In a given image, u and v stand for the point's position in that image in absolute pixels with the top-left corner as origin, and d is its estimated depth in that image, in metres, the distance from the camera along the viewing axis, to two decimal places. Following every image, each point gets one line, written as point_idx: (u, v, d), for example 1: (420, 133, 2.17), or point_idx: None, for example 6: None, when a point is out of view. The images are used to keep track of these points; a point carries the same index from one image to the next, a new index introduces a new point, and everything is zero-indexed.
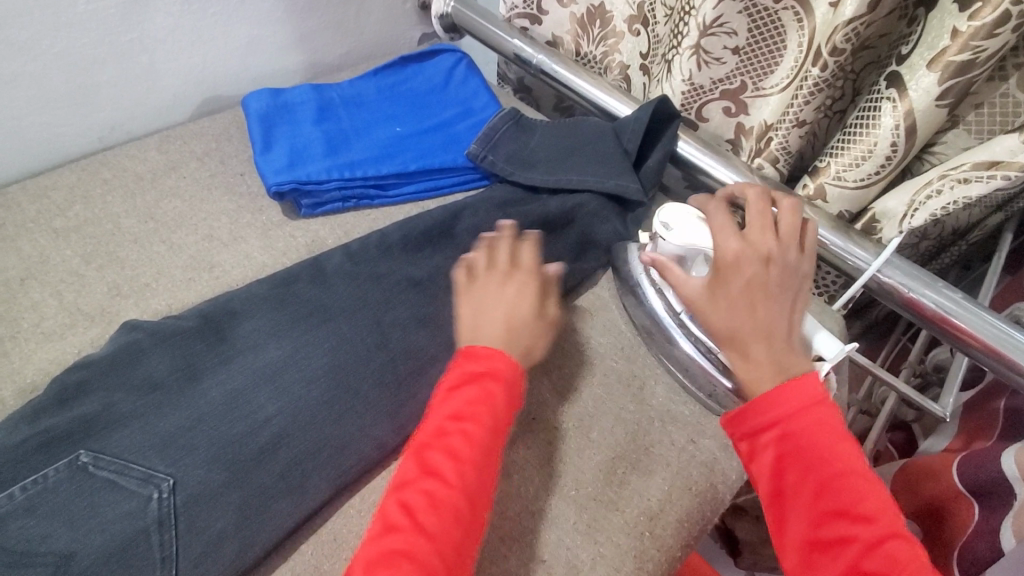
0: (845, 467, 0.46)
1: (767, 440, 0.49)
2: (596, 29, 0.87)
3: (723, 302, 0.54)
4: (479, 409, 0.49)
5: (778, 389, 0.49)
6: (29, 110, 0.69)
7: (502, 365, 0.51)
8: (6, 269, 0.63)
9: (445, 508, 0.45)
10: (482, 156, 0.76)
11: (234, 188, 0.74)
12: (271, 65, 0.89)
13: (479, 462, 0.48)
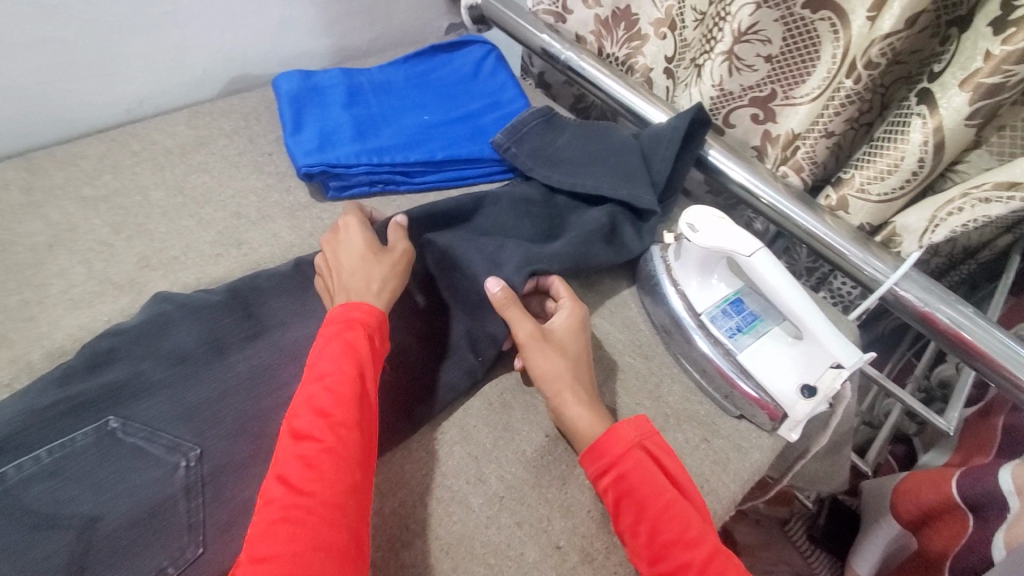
0: (671, 498, 0.47)
1: (607, 481, 0.49)
2: (620, 31, 0.87)
3: (548, 351, 0.55)
4: (337, 362, 0.49)
5: (607, 434, 0.50)
6: (58, 77, 0.70)
7: (356, 317, 0.52)
8: (35, 234, 0.64)
9: (322, 460, 0.44)
10: (508, 149, 0.76)
11: (263, 167, 0.75)
12: (300, 47, 0.89)
13: (352, 410, 0.47)
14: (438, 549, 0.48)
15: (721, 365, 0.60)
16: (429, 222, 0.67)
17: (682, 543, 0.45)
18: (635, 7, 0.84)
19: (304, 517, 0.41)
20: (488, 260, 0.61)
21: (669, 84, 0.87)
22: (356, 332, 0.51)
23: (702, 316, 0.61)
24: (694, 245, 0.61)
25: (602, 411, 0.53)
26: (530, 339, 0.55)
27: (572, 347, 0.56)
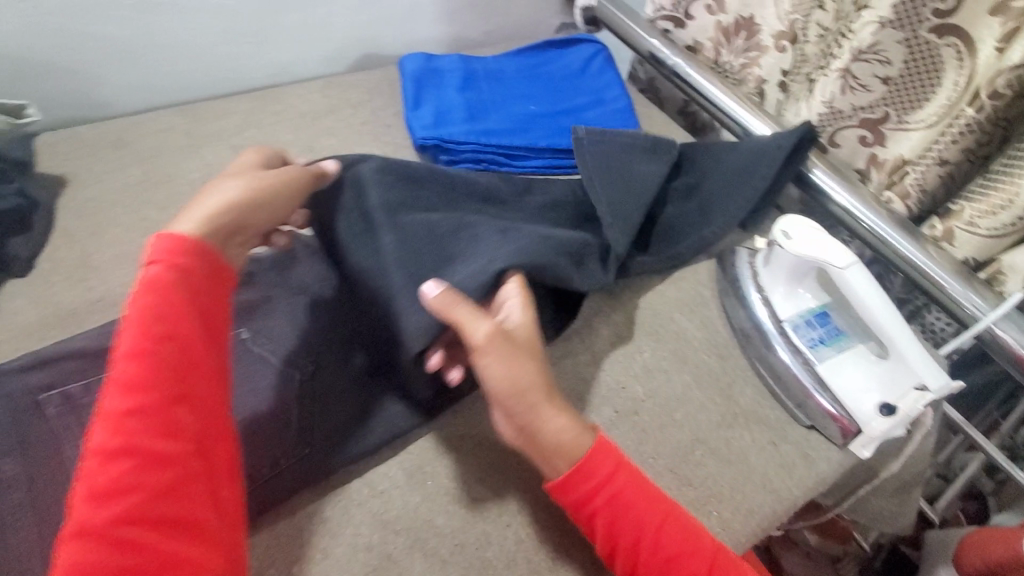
0: (665, 513, 0.48)
1: (594, 505, 0.48)
2: (739, 40, 0.87)
3: (508, 356, 0.49)
4: (134, 338, 0.41)
5: (592, 454, 0.49)
6: (224, 41, 0.80)
7: (161, 277, 0.44)
8: (192, 171, 0.73)
9: (121, 460, 0.37)
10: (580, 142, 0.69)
11: (383, 137, 0.83)
12: (424, 32, 0.97)
13: (154, 393, 0.40)
14: (507, 492, 0.53)
15: (799, 375, 0.61)
16: (387, 173, 0.58)
17: (684, 554, 0.47)
18: (758, 18, 0.84)
19: (97, 535, 0.35)
20: (445, 255, 0.55)
21: (779, 97, 0.87)
22: (155, 297, 0.43)
23: (785, 325, 0.63)
24: (785, 253, 0.62)
25: (572, 425, 0.50)
26: (490, 340, 0.48)
27: (529, 347, 0.51)
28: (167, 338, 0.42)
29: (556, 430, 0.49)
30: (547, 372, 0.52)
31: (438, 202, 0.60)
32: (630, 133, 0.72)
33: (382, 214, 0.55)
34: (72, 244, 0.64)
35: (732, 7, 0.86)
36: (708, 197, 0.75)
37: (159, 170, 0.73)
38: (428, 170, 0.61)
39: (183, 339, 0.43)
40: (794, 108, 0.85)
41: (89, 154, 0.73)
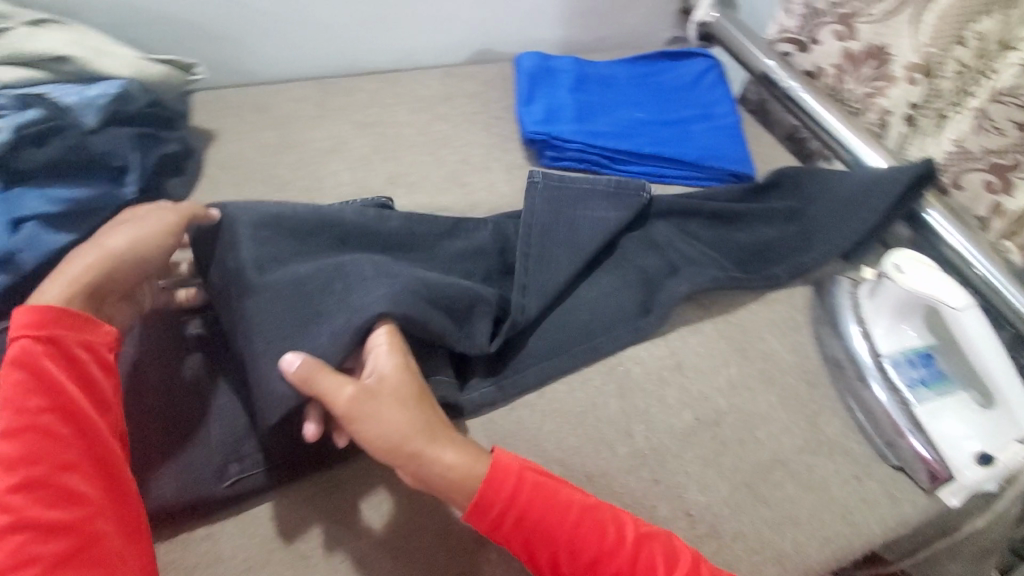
0: (574, 518, 0.46)
1: (505, 530, 0.45)
2: (868, 68, 0.84)
3: (377, 412, 0.45)
4: (8, 415, 0.40)
5: (488, 480, 0.45)
6: (360, 25, 0.87)
7: (31, 351, 0.43)
8: (320, 140, 0.80)
9: (13, 536, 0.38)
10: (541, 186, 0.67)
11: (492, 128, 0.86)
12: (539, 33, 1.01)
13: (38, 465, 0.40)
14: (583, 475, 0.54)
15: (893, 414, 0.59)
16: (263, 225, 0.55)
17: (609, 554, 0.45)
18: (892, 48, 0.81)
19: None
20: (313, 310, 0.51)
21: (904, 130, 0.83)
22: (26, 373, 0.42)
23: (884, 361, 0.61)
24: (894, 287, 0.60)
25: (461, 465, 0.46)
26: (354, 402, 0.45)
27: (405, 395, 0.47)
28: (46, 409, 0.42)
29: (449, 466, 0.45)
30: (432, 413, 0.48)
31: (323, 249, 0.57)
32: (593, 180, 0.69)
33: (253, 273, 0.52)
34: (215, 191, 0.71)
35: (863, 34, 0.84)
36: (811, 223, 0.75)
37: (292, 136, 0.80)
38: (317, 220, 0.58)
39: (63, 407, 0.42)
40: (919, 143, 0.82)
41: (233, 114, 0.81)
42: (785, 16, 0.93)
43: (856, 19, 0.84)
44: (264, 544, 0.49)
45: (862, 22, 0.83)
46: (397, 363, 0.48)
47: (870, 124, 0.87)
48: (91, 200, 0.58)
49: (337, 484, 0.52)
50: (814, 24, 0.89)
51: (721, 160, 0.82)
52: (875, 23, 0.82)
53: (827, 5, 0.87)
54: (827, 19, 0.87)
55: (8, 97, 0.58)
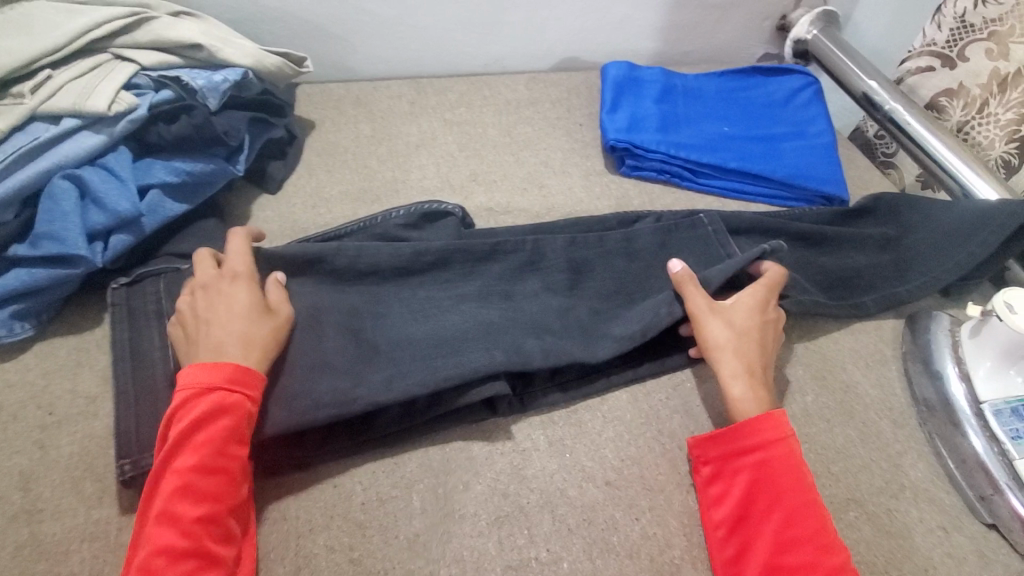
0: (807, 497, 0.48)
1: (741, 464, 0.50)
2: (1015, 92, 0.79)
3: (724, 326, 0.57)
4: (202, 451, 0.44)
5: (752, 421, 0.51)
6: (456, 28, 0.91)
7: (232, 398, 0.46)
8: (410, 135, 0.84)
9: (183, 562, 0.41)
10: (706, 227, 0.69)
11: (574, 134, 0.87)
12: (629, 44, 1.01)
13: (216, 507, 0.44)
14: (642, 487, 0.52)
15: (991, 467, 0.54)
16: (294, 272, 0.58)
17: (815, 547, 0.46)
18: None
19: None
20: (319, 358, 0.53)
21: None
22: (228, 421, 0.46)
23: (984, 407, 0.56)
24: (1004, 327, 0.56)
25: (755, 400, 0.53)
26: (705, 311, 0.57)
27: (753, 333, 0.57)
28: (235, 456, 0.46)
29: (738, 397, 0.54)
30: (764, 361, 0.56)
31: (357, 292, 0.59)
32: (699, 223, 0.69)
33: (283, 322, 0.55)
34: (311, 175, 0.76)
35: (1016, 55, 0.78)
36: (904, 253, 0.71)
37: (384, 129, 0.84)
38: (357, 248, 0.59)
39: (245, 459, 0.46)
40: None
41: (333, 106, 0.86)
42: (934, 29, 0.86)
43: (1010, 38, 0.78)
44: (298, 530, 0.48)
45: (1017, 43, 0.78)
46: (754, 311, 0.58)
47: (1004, 153, 0.83)
48: (205, 174, 0.64)
49: (396, 462, 0.52)
50: (963, 39, 0.82)
51: (811, 181, 0.79)
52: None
53: (984, 19, 0.79)
54: (980, 35, 0.80)
55: (149, 78, 0.65)
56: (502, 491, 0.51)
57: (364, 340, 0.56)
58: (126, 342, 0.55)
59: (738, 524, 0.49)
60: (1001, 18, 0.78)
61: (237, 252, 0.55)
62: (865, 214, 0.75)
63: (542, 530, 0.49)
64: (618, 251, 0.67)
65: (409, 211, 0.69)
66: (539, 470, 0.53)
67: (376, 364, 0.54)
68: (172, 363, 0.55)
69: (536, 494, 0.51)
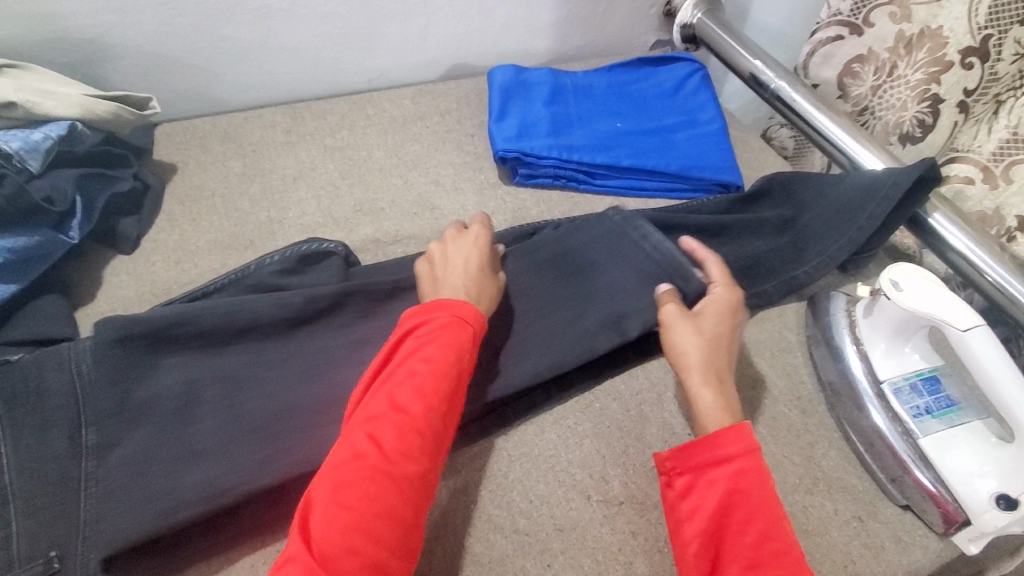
0: (782, 509, 0.44)
1: (718, 474, 0.46)
2: (921, 53, 0.76)
3: (695, 331, 0.54)
4: (447, 354, 0.47)
5: (726, 428, 0.47)
6: (328, 46, 0.85)
7: (472, 328, 0.50)
8: (287, 167, 0.77)
9: (411, 441, 0.44)
10: (615, 220, 0.65)
11: (465, 146, 0.83)
12: (519, 44, 0.97)
13: (445, 406, 0.46)
14: (552, 527, 0.49)
15: (897, 447, 0.54)
16: (157, 342, 0.52)
17: (791, 564, 0.42)
18: (947, 30, 0.73)
19: (385, 484, 0.42)
20: (189, 447, 0.49)
21: (958, 119, 0.77)
22: (461, 331, 0.49)
23: (884, 386, 0.56)
24: (893, 305, 0.55)
25: (716, 411, 0.50)
26: (676, 317, 0.54)
27: (721, 335, 0.54)
28: (464, 364, 0.48)
29: (707, 407, 0.50)
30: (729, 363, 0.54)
31: (237, 362, 0.53)
32: (606, 216, 0.66)
33: (144, 407, 0.50)
34: (173, 227, 0.69)
35: (919, 16, 0.75)
36: (801, 234, 0.70)
37: (257, 165, 0.77)
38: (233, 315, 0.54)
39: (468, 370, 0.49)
40: (970, 132, 0.77)
41: (198, 145, 0.79)
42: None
43: None
44: None
45: (918, 3, 0.75)
46: (725, 311, 0.56)
47: (918, 113, 0.79)
48: (32, 249, 0.57)
49: None
50: (868, 4, 0.80)
51: (705, 170, 0.77)
52: (930, 4, 0.74)
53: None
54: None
55: None
56: None
57: (244, 417, 0.51)
58: None
59: (710, 543, 0.44)
60: None
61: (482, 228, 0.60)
62: (760, 197, 0.75)
63: None
64: (518, 271, 0.62)
65: (286, 254, 0.61)
66: (442, 528, 0.49)
67: (256, 443, 0.50)
68: (7, 472, 0.47)
69: (439, 556, 0.47)
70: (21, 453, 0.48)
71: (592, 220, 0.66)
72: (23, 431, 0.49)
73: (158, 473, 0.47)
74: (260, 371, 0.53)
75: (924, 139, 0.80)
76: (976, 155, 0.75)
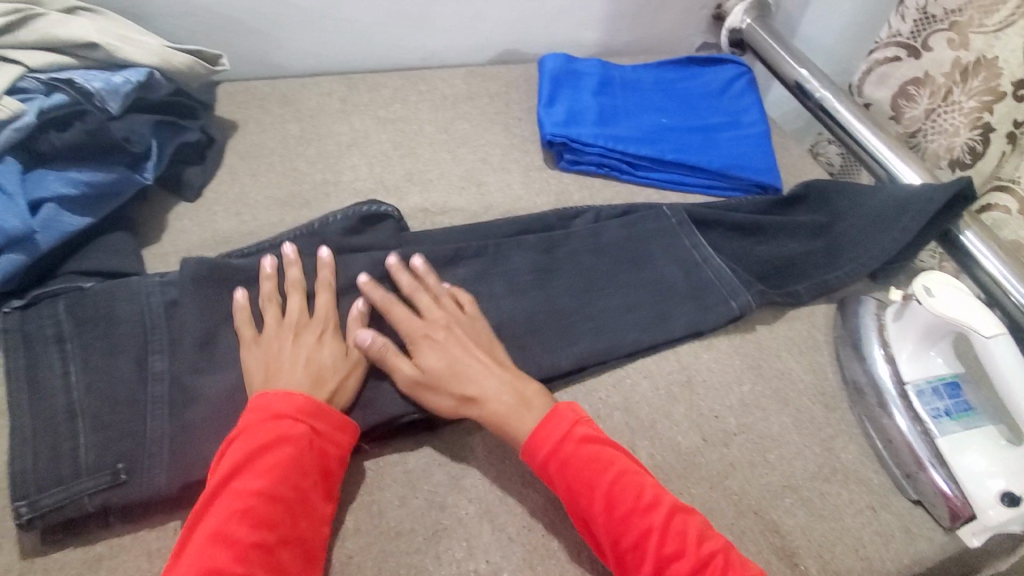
0: (615, 470, 0.47)
1: (549, 473, 0.48)
2: (977, 81, 0.78)
3: (450, 372, 0.52)
4: (268, 479, 0.44)
5: (535, 433, 0.49)
6: (387, 21, 0.87)
7: (296, 429, 0.46)
8: (341, 133, 0.80)
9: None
10: (671, 219, 0.69)
11: (512, 129, 0.85)
12: (570, 35, 0.99)
13: (278, 539, 0.42)
14: None
15: (915, 445, 0.56)
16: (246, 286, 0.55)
17: (640, 510, 0.45)
18: (1002, 61, 0.75)
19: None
20: None
21: (1006, 149, 0.80)
22: (292, 447, 0.46)
23: (908, 387, 0.58)
24: (923, 310, 0.57)
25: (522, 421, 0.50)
26: (420, 375, 0.52)
27: (472, 365, 0.53)
28: (297, 483, 0.45)
29: (502, 412, 0.50)
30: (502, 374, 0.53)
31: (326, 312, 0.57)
32: (668, 207, 0.71)
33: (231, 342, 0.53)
34: (233, 180, 0.72)
35: (975, 45, 0.77)
36: (836, 239, 0.72)
37: (313, 129, 0.80)
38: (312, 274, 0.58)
39: (304, 490, 0.45)
40: (1014, 162, 0.80)
41: (257, 105, 0.82)
42: (898, 20, 0.84)
43: (970, 28, 0.77)
44: None
45: (976, 32, 0.77)
46: (452, 336, 0.54)
47: (969, 141, 0.81)
48: (108, 185, 0.60)
49: None
50: (927, 29, 0.81)
51: (746, 170, 0.80)
52: (987, 34, 0.76)
53: (945, 10, 0.79)
54: (941, 25, 0.79)
55: (37, 82, 0.59)
56: (441, 504, 0.50)
57: None
58: (22, 371, 0.50)
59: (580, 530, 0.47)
60: (962, 8, 0.77)
61: (323, 286, 0.57)
62: (797, 202, 0.77)
63: (481, 541, 0.48)
64: (562, 255, 0.65)
65: (349, 213, 0.64)
66: (478, 479, 0.51)
67: None
68: (78, 390, 0.50)
69: (474, 503, 0.50)
70: (90, 374, 0.50)
71: (655, 212, 0.70)
72: (95, 353, 0.51)
73: None
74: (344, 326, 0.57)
75: (974, 165, 0.81)
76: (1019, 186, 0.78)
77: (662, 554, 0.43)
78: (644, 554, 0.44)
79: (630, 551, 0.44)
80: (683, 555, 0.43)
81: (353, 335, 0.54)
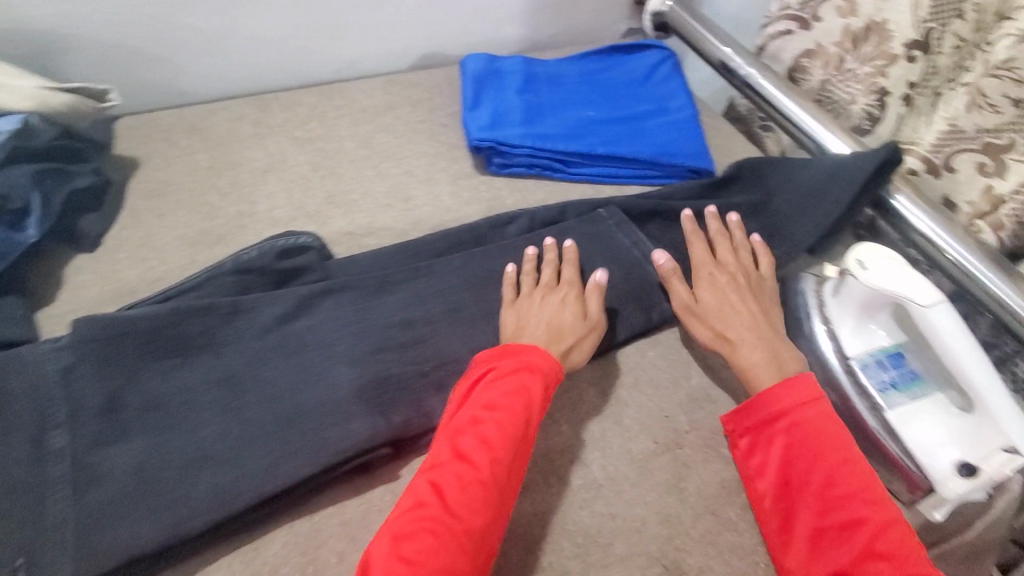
0: (847, 453, 0.49)
1: (774, 430, 0.51)
2: (868, 47, 0.78)
3: (721, 298, 0.60)
4: (511, 400, 0.48)
5: (779, 387, 0.52)
6: (294, 36, 0.83)
7: (534, 363, 0.51)
8: (256, 160, 0.75)
9: (474, 488, 0.44)
10: (607, 221, 0.67)
11: (438, 136, 0.82)
12: (491, 33, 0.96)
13: (512, 454, 0.46)
14: (532, 512, 0.49)
15: (867, 422, 0.55)
16: (150, 345, 0.51)
17: (861, 501, 0.46)
18: (892, 24, 0.75)
19: (448, 537, 0.42)
20: (197, 452, 0.48)
21: (903, 111, 0.78)
22: (531, 376, 0.50)
23: (853, 363, 0.58)
24: (859, 285, 0.57)
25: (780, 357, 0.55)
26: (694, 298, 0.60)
27: (744, 299, 0.60)
28: (531, 407, 0.49)
29: (747, 341, 0.56)
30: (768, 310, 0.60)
31: (240, 361, 0.52)
32: (608, 207, 0.69)
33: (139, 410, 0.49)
34: (138, 224, 0.67)
35: (864, 10, 0.78)
36: (773, 217, 0.71)
37: (224, 158, 0.75)
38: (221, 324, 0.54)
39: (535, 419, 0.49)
40: (913, 124, 0.78)
41: (161, 138, 0.76)
42: None
43: None
44: None
45: None
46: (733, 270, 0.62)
47: (866, 106, 0.80)
48: None
49: (259, 546, 0.47)
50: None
51: (678, 156, 0.78)
52: None
53: None
54: None
55: None
56: None
57: (248, 420, 0.50)
58: None
59: (782, 491, 0.49)
60: None
61: (569, 263, 0.62)
62: (730, 182, 0.76)
63: None
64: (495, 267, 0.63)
65: (263, 249, 0.60)
66: None
67: (264, 447, 0.48)
68: None
69: None
70: None
71: (593, 215, 0.68)
72: None
73: (169, 476, 0.47)
74: (259, 374, 0.52)
75: (873, 130, 0.81)
76: (920, 146, 0.75)
77: (873, 544, 0.44)
78: (850, 537, 0.45)
79: (832, 531, 0.46)
80: (893, 557, 0.43)
81: (593, 303, 0.59)
